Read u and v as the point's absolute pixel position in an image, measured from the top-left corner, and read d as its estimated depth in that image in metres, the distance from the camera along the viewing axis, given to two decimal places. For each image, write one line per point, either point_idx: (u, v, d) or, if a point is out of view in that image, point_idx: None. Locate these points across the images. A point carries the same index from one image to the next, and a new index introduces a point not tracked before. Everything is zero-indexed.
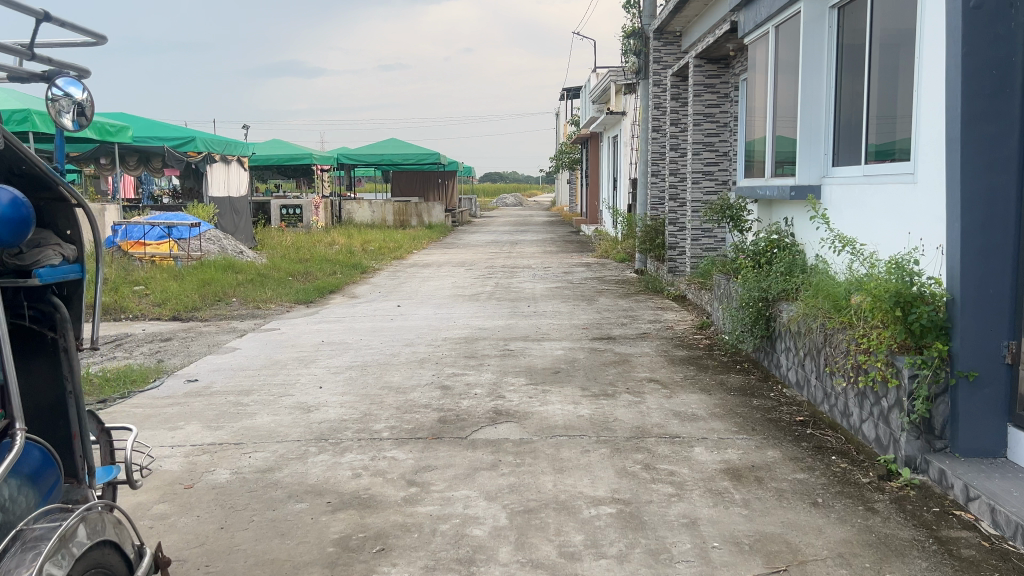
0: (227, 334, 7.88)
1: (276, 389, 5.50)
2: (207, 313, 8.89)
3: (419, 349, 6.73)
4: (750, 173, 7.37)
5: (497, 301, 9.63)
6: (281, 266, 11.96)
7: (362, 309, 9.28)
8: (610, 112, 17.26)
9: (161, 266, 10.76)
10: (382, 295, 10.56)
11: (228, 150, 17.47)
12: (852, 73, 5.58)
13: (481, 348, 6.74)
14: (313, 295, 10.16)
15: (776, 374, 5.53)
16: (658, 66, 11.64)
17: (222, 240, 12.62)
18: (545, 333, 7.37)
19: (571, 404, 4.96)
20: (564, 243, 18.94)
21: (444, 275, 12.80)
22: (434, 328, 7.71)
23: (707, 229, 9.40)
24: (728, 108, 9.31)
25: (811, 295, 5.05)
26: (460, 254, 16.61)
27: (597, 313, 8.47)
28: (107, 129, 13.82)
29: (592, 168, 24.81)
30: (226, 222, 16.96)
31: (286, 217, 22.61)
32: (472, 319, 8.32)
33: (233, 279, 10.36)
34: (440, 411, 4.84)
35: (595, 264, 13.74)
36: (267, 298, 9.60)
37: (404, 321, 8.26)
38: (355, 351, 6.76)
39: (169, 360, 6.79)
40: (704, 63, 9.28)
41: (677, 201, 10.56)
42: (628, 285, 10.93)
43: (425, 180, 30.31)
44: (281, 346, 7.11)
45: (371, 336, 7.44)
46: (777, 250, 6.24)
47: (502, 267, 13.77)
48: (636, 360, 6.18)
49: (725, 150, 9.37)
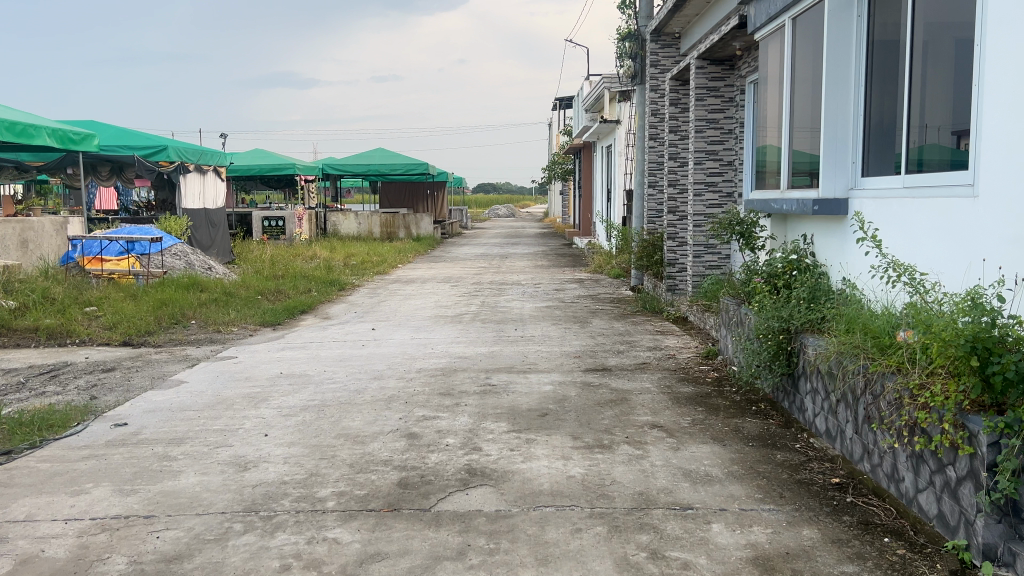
0: (177, 364, 7.05)
1: (213, 438, 4.68)
2: (161, 339, 8.06)
3: (388, 385, 5.92)
4: (762, 185, 6.60)
5: (482, 323, 8.82)
6: (251, 284, 11.13)
7: (333, 333, 8.46)
8: (604, 120, 16.51)
9: (119, 284, 9.92)
10: (358, 316, 9.74)
11: (204, 159, 16.68)
12: (886, 70, 4.82)
13: (459, 383, 5.93)
14: (282, 317, 9.33)
15: (800, 420, 4.76)
16: (655, 70, 10.92)
17: (189, 255, 11.80)
18: (532, 364, 6.56)
19: (560, 459, 4.16)
20: (557, 257, 18.17)
21: (427, 292, 11.97)
22: (408, 358, 6.89)
23: (711, 246, 8.64)
24: (732, 114, 8.58)
25: (846, 330, 4.28)
26: (446, 269, 15.81)
27: (591, 338, 7.67)
28: (70, 137, 12.99)
29: (585, 179, 24.07)
30: (202, 235, 16.38)
31: (269, 229, 21.92)
32: (453, 345, 7.51)
33: (195, 299, 9.54)
34: (402, 469, 4.02)
35: (589, 280, 12.95)
36: (230, 321, 8.82)
37: (377, 347, 7.44)
38: (315, 387, 5.93)
39: (103, 396, 5.95)
40: (707, 64, 8.55)
41: (676, 214, 9.82)
42: (624, 304, 10.15)
43: (414, 191, 29.56)
44: (234, 380, 6.27)
45: (337, 367, 6.62)
46: (796, 273, 5.49)
47: (489, 283, 12.97)
48: (636, 399, 5.39)
49: (730, 159, 8.60)
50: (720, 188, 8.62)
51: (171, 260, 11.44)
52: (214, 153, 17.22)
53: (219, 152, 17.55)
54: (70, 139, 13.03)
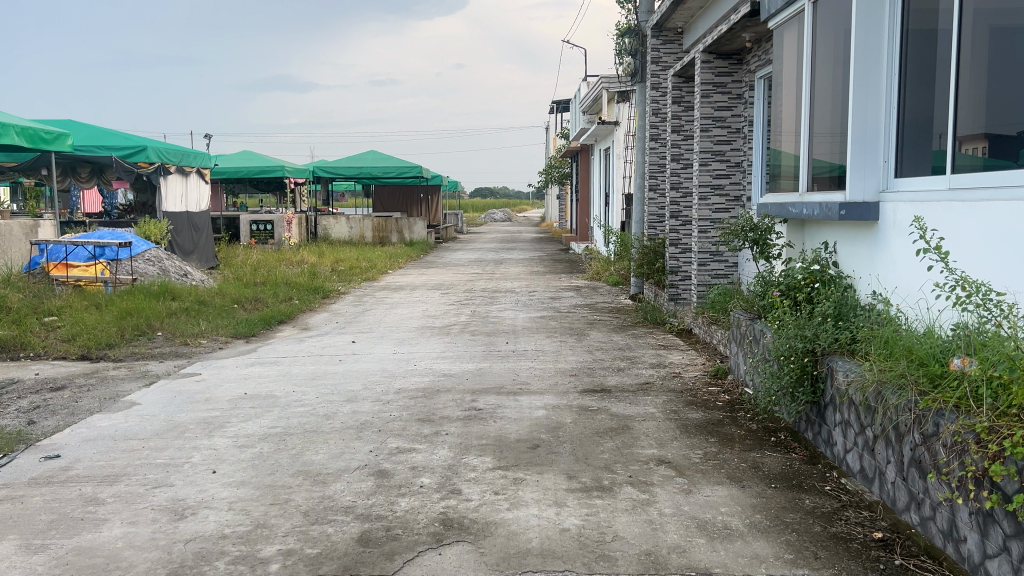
0: (133, 381, 6.41)
1: (153, 476, 4.05)
2: (123, 353, 7.43)
3: (362, 409, 5.30)
4: (775, 189, 6.01)
5: (471, 335, 8.20)
6: (228, 292, 10.50)
7: (310, 346, 7.82)
8: (602, 122, 15.90)
9: (84, 292, 9.29)
10: (339, 327, 9.11)
11: (186, 161, 16.05)
12: (924, 56, 4.23)
13: (440, 406, 5.31)
14: (256, 328, 8.70)
15: (828, 455, 4.15)
16: (656, 67, 10.33)
17: (164, 261, 11.19)
18: (523, 384, 5.94)
19: (552, 505, 3.54)
20: (553, 263, 17.57)
21: (415, 301, 11.34)
22: (388, 376, 6.27)
23: (718, 253, 8.05)
24: (740, 112, 7.99)
25: (886, 355, 3.68)
26: (438, 275, 15.20)
27: (588, 354, 7.04)
28: (41, 136, 12.37)
29: (582, 183, 23.46)
30: (184, 239, 15.78)
31: (256, 234, 21.09)
32: (438, 360, 6.88)
33: (165, 308, 8.91)
34: (365, 519, 3.41)
35: (586, 288, 12.34)
36: (200, 333, 8.19)
37: (355, 363, 6.82)
38: (280, 412, 5.31)
39: (43, 420, 5.32)
40: (713, 59, 7.96)
41: (679, 219, 9.24)
42: (623, 314, 9.53)
43: (408, 195, 28.93)
44: (191, 403, 5.65)
45: (308, 387, 6.00)
46: (819, 286, 4.88)
47: (481, 291, 12.35)
48: (640, 427, 4.78)
49: (737, 160, 8.01)
50: (727, 191, 8.01)
51: (144, 266, 10.82)
52: (197, 155, 16.59)
53: (202, 154, 16.92)
54: (41, 138, 12.40)
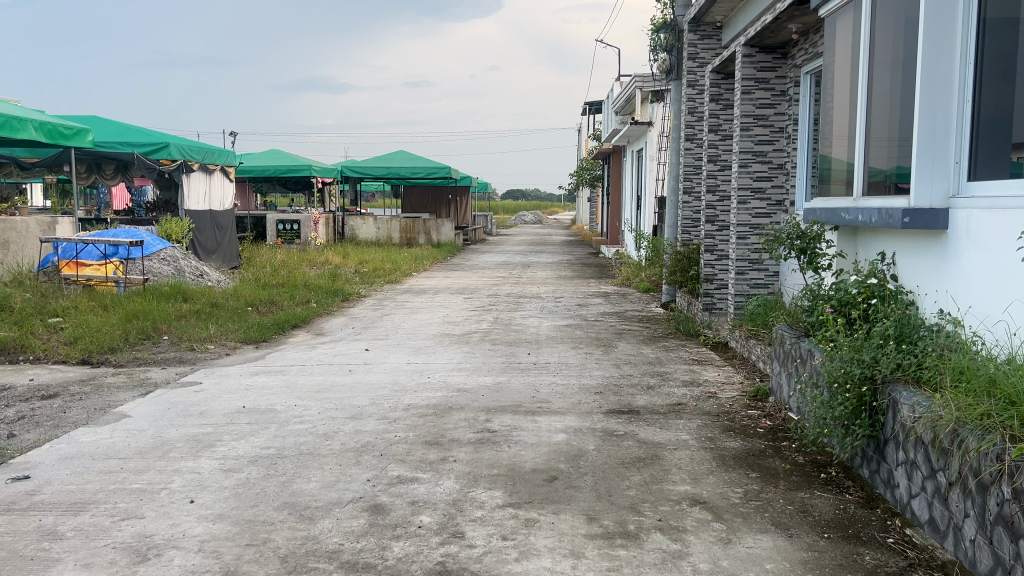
0: (129, 391, 6.01)
1: (123, 506, 3.62)
2: (124, 359, 7.05)
3: (365, 429, 4.83)
4: (825, 193, 5.46)
5: (492, 345, 7.72)
6: (243, 294, 10.12)
7: (321, 354, 7.38)
8: (635, 122, 15.34)
9: (94, 292, 8.97)
10: (354, 333, 8.67)
11: (210, 158, 15.76)
12: (1005, 43, 3.68)
13: (451, 427, 4.83)
14: (268, 333, 8.30)
15: (889, 499, 3.62)
16: (693, 63, 9.81)
17: (180, 260, 10.84)
18: (543, 402, 5.44)
19: (567, 556, 3.05)
20: (582, 268, 17.04)
21: (437, 306, 10.88)
22: (398, 390, 5.80)
23: (758, 262, 7.51)
24: (784, 109, 7.44)
25: (963, 389, 3.15)
26: (463, 278, 14.75)
27: (616, 368, 6.53)
28: (60, 131, 12.11)
29: (613, 186, 22.93)
30: (206, 238, 15.52)
31: (282, 233, 20.86)
32: (454, 372, 6.40)
33: (174, 310, 8.54)
34: (350, 569, 2.95)
35: (615, 295, 11.82)
36: (208, 338, 7.80)
37: (365, 375, 6.37)
38: (276, 430, 4.87)
39: (24, 433, 4.92)
40: (756, 53, 7.43)
41: (715, 224, 8.71)
42: (654, 324, 9.01)
43: (437, 196, 28.56)
44: (184, 416, 5.23)
45: (312, 401, 5.55)
46: (877, 303, 4.34)
47: (507, 296, 11.88)
48: (671, 457, 4.27)
49: (780, 162, 7.45)
50: (769, 195, 7.47)
51: (158, 266, 10.49)
52: (222, 152, 16.30)
53: (227, 151, 16.64)
54: (60, 133, 12.14)
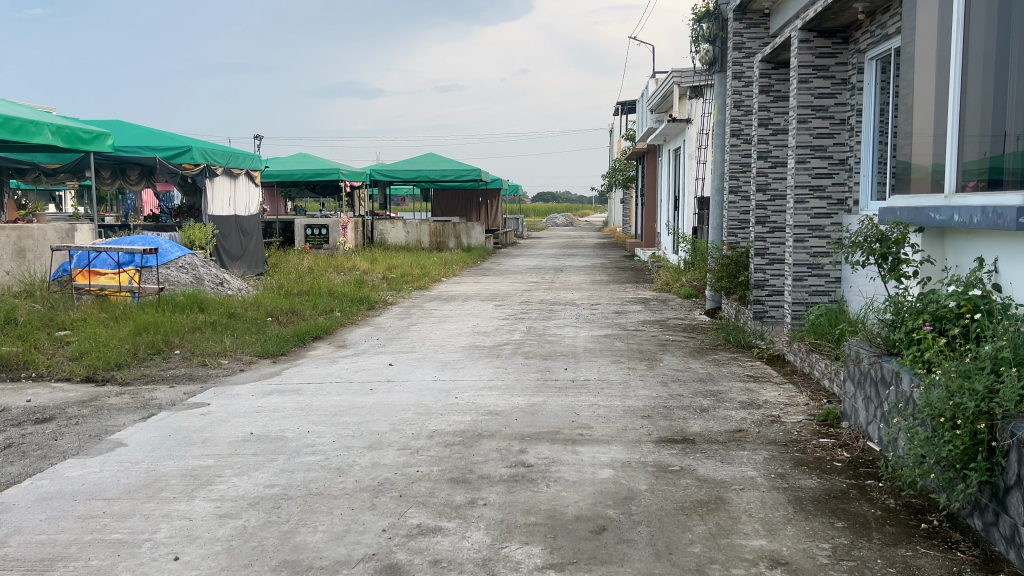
0: (130, 414, 5.49)
1: (96, 565, 3.08)
2: (131, 376, 6.56)
3: (384, 463, 4.26)
4: (904, 190, 4.79)
5: (525, 358, 7.12)
6: (263, 302, 9.62)
7: (341, 369, 6.82)
8: (673, 119, 14.62)
9: (106, 302, 8.52)
10: (378, 346, 8.09)
11: (234, 162, 15.38)
12: None
13: (482, 461, 4.24)
14: (286, 346, 7.76)
15: (1015, 562, 2.96)
16: (739, 53, 9.18)
17: (199, 268, 10.38)
18: (584, 429, 4.82)
19: None
20: (618, 272, 16.38)
21: (467, 314, 10.29)
22: (422, 414, 5.22)
23: (817, 267, 6.84)
24: (845, 99, 6.76)
25: None
26: (494, 284, 14.17)
27: (663, 386, 5.90)
28: (78, 135, 11.74)
29: (648, 186, 22.21)
30: (232, 244, 15.15)
31: (311, 238, 20.46)
32: (485, 391, 5.81)
33: (188, 322, 8.05)
34: None
35: (654, 301, 11.16)
36: (222, 352, 7.29)
37: (386, 395, 5.80)
38: (284, 463, 4.31)
39: (5, 466, 4.42)
40: (813, 37, 6.76)
41: (766, 225, 8.07)
42: (700, 334, 8.36)
43: (467, 199, 28.04)
44: (184, 445, 4.69)
45: (327, 426, 4.99)
46: (983, 319, 3.68)
47: (540, 303, 11.27)
48: (739, 501, 3.64)
49: (842, 157, 6.77)
50: (829, 193, 6.79)
51: (176, 274, 10.03)
52: (247, 156, 15.94)
53: (252, 155, 16.26)
54: (78, 138, 11.78)
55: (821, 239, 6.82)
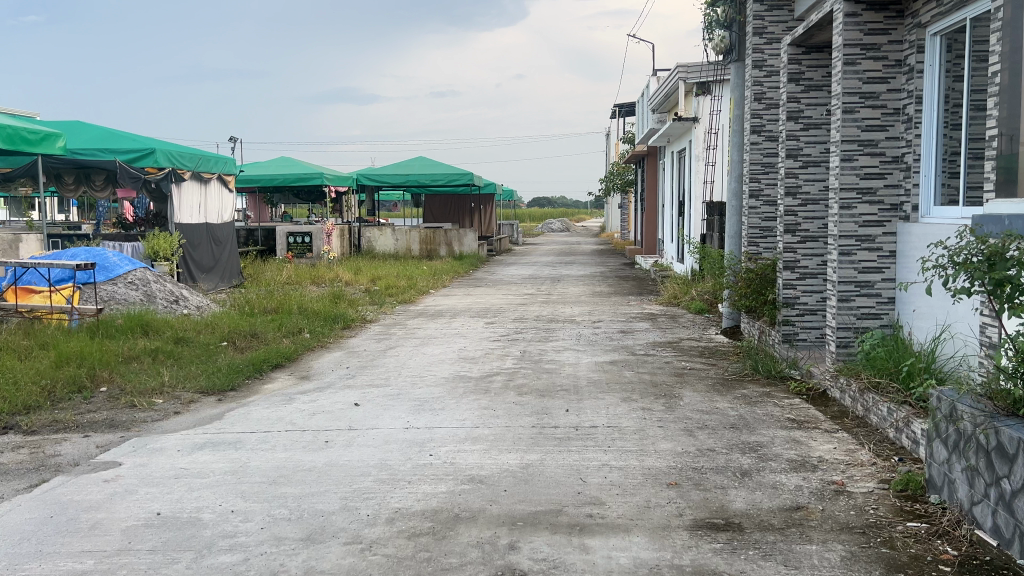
0: (15, 480, 4.31)
1: None
2: (38, 423, 5.36)
3: (322, 569, 3.10)
4: (1009, 194, 3.67)
5: (518, 395, 5.96)
6: (220, 324, 8.43)
7: (295, 411, 5.65)
8: (679, 118, 13.45)
9: (34, 326, 7.36)
10: (347, 376, 6.93)
11: (205, 165, 14.23)
12: None
13: (457, 566, 3.09)
14: (238, 379, 6.60)
15: None
16: (760, 39, 8.08)
17: (151, 283, 9.20)
18: (594, 507, 3.68)
19: None
20: (620, 281, 15.26)
21: (453, 334, 9.12)
22: (384, 483, 4.06)
23: (866, 285, 5.72)
24: (900, 84, 5.64)
25: None
26: (486, 296, 13.01)
27: (689, 437, 4.76)
28: (22, 136, 10.58)
29: (649, 190, 21.12)
30: (202, 254, 14.15)
31: (293, 247, 19.30)
32: (466, 445, 4.64)
33: (124, 350, 6.88)
34: None
35: (662, 317, 10.04)
36: (158, 389, 6.11)
37: (344, 451, 4.64)
38: (186, 568, 3.16)
39: None
40: (861, 11, 5.62)
41: (797, 234, 7.04)
42: (721, 360, 7.22)
43: (459, 205, 26.87)
44: (64, 535, 3.53)
45: (261, 502, 3.83)
46: None
47: (537, 320, 10.12)
48: None
49: (896, 154, 5.67)
50: (881, 197, 5.67)
51: (122, 291, 8.87)
52: (218, 160, 14.79)
53: (226, 159, 15.11)
54: (22, 139, 10.60)
55: (872, 252, 5.71)
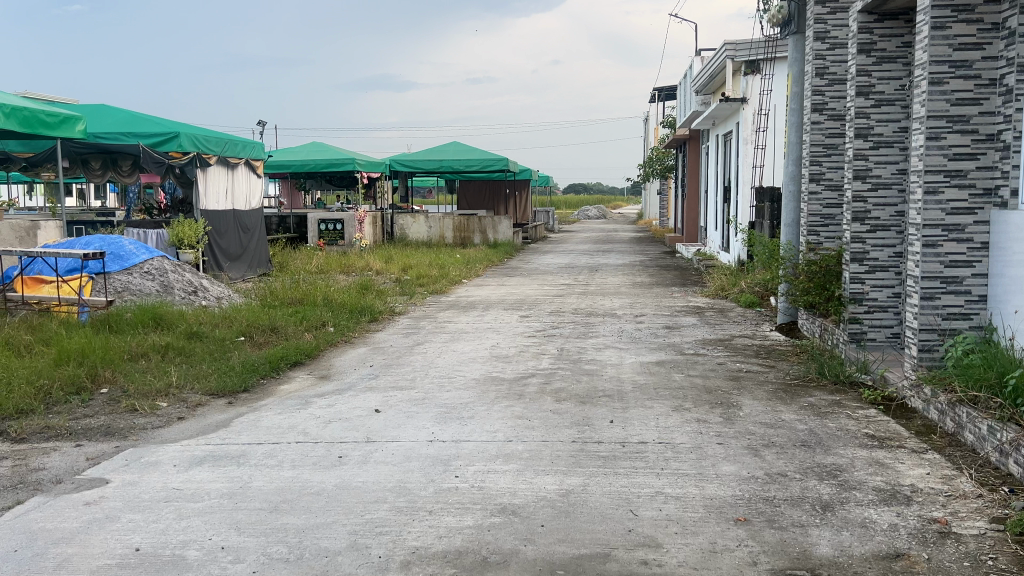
0: None
1: None
2: (28, 430, 4.85)
3: None
4: None
5: (557, 402, 5.35)
6: (238, 316, 7.94)
7: (310, 419, 5.10)
8: (727, 98, 12.67)
9: (40, 319, 6.91)
10: (370, 377, 6.38)
11: (232, 150, 13.78)
12: None
13: None
14: (251, 379, 6.07)
15: None
16: (823, 8, 7.35)
17: (168, 273, 8.74)
18: (650, 552, 3.06)
19: None
20: (661, 271, 14.55)
21: (485, 329, 8.53)
22: (401, 513, 3.48)
23: (953, 281, 5.02)
24: (998, 50, 4.91)
25: None
26: (520, 287, 12.39)
27: (755, 458, 4.12)
28: (39, 118, 10.14)
29: (690, 176, 20.32)
30: (230, 242, 13.75)
31: (325, 234, 18.85)
32: (497, 465, 4.05)
33: (131, 347, 6.39)
34: None
35: (710, 311, 9.36)
36: (163, 391, 5.61)
37: (358, 470, 4.08)
38: None
39: None
40: None
41: (866, 222, 6.36)
42: (782, 361, 6.54)
43: (494, 192, 26.26)
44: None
45: (258, 537, 3.28)
46: None
47: (575, 313, 9.49)
48: None
49: (990, 131, 4.95)
50: (973, 180, 4.97)
51: (138, 282, 8.42)
52: (246, 145, 14.37)
53: (254, 143, 14.67)
54: (40, 122, 10.17)
55: (961, 243, 5.00)
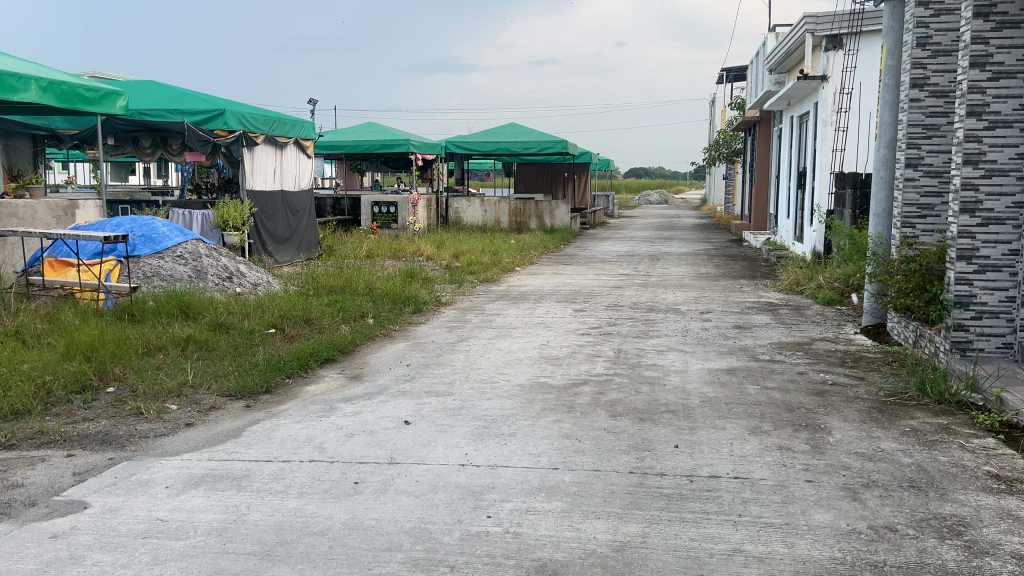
0: None
1: None
2: (19, 435, 4.35)
3: None
4: None
5: (614, 418, 4.64)
6: (271, 305, 7.40)
7: (330, 430, 4.49)
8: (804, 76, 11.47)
9: (58, 306, 6.46)
10: (406, 378, 5.75)
11: (280, 129, 13.31)
12: None
13: None
14: (275, 378, 5.51)
15: None
16: None
17: (202, 257, 8.26)
18: None
19: None
20: (728, 262, 13.66)
21: (537, 324, 7.84)
22: (416, 568, 2.83)
23: None
24: None
25: None
26: (576, 276, 11.66)
27: (856, 505, 3.35)
28: (78, 92, 9.73)
29: (760, 160, 19.24)
30: (277, 224, 13.33)
31: (378, 217, 18.38)
32: (538, 503, 3.37)
33: (148, 338, 5.89)
34: None
35: (784, 308, 8.51)
36: (174, 391, 5.08)
37: (374, 502, 3.45)
38: None
39: None
40: None
41: (977, 215, 5.47)
42: (873, 372, 5.71)
43: (552, 175, 25.47)
44: None
45: None
46: None
47: (636, 308, 8.73)
48: None
49: None
50: None
51: (169, 266, 7.97)
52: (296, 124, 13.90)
53: (303, 123, 14.18)
54: (79, 97, 9.76)
55: None
